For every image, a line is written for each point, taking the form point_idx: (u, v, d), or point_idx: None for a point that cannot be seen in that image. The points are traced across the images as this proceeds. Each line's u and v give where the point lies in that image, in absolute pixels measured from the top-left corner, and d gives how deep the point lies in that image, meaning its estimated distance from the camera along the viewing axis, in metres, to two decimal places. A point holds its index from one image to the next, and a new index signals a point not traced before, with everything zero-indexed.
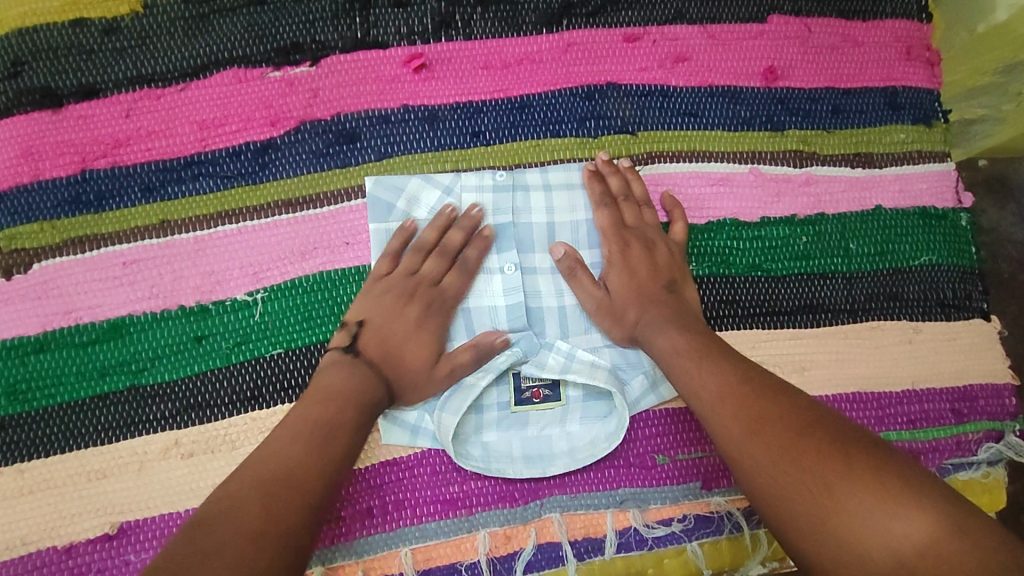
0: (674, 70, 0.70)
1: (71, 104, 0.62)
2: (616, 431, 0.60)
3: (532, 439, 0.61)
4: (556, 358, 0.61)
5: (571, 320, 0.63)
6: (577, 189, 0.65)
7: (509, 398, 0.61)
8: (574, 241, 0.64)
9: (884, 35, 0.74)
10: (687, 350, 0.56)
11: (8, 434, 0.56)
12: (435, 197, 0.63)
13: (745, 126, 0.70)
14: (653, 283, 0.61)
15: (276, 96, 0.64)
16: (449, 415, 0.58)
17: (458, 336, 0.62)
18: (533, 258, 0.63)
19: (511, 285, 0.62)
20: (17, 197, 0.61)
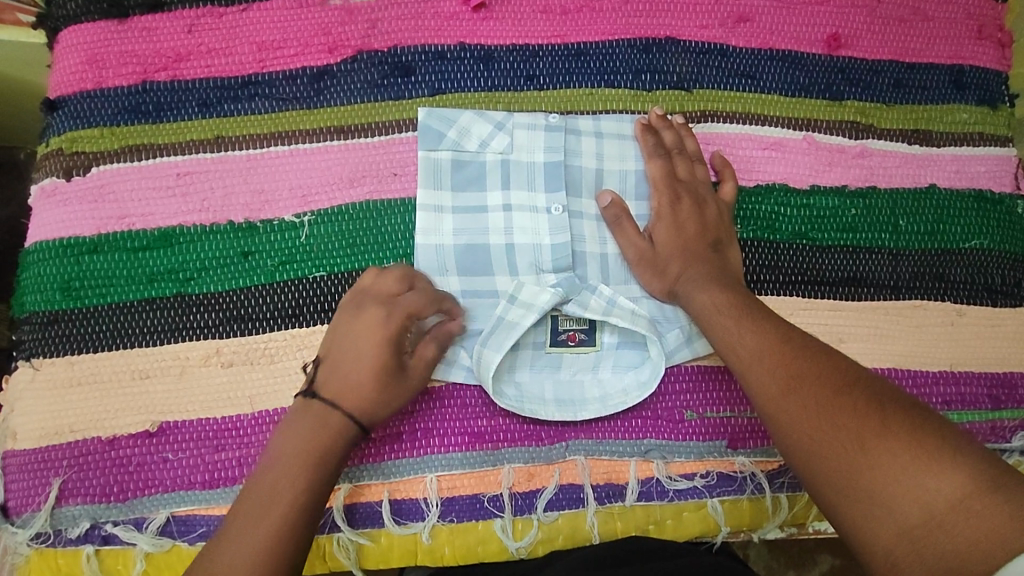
0: (735, 31, 0.69)
1: (136, 15, 0.63)
2: (649, 381, 0.61)
3: (565, 381, 0.62)
4: (597, 301, 0.61)
5: (612, 269, 0.63)
6: (628, 140, 0.65)
7: (545, 339, 0.62)
8: (622, 191, 0.64)
9: (956, 11, 0.72)
10: (727, 307, 0.56)
11: (59, 327, 0.58)
12: (487, 132, 0.63)
13: (803, 93, 0.69)
14: (699, 240, 0.61)
15: (335, 23, 0.64)
16: (489, 352, 0.59)
17: (499, 272, 0.62)
18: (581, 204, 0.63)
19: (557, 228, 0.62)
20: (80, 101, 0.62)
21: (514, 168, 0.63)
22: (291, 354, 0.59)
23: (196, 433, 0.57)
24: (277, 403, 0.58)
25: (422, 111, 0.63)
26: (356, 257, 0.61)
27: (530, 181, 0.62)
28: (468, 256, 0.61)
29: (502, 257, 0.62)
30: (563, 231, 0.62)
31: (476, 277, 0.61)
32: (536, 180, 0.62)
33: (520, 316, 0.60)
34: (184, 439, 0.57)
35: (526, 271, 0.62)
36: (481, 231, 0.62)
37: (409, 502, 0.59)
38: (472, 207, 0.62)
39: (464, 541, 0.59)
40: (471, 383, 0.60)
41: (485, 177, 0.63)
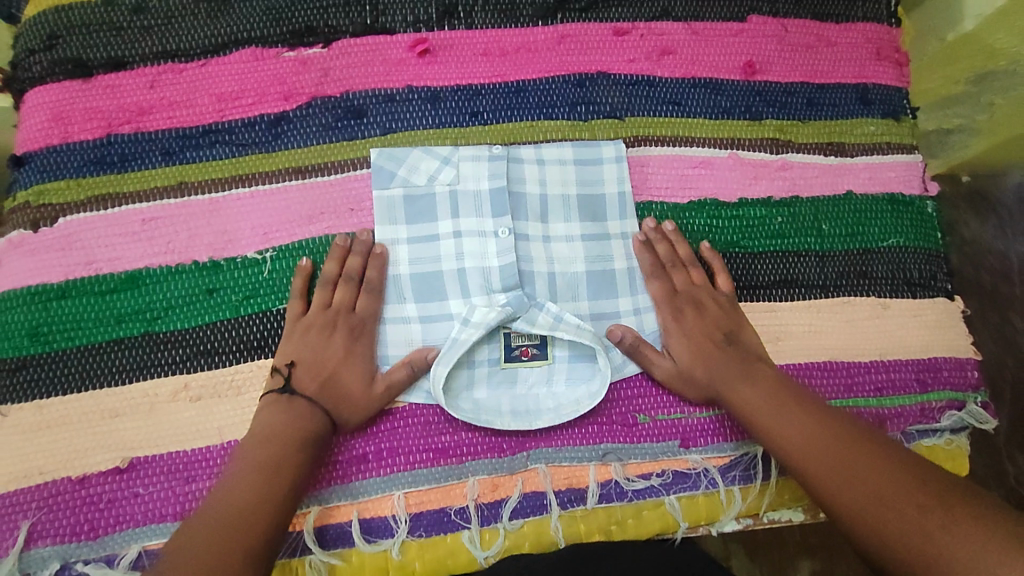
0: (660, 63, 0.76)
1: (99, 74, 0.67)
2: (599, 390, 0.64)
3: (520, 395, 0.65)
4: (546, 317, 0.65)
5: (559, 286, 0.68)
6: (569, 164, 0.70)
7: (499, 354, 0.65)
8: (566, 213, 0.69)
9: (856, 36, 0.80)
10: (761, 397, 0.61)
11: (28, 372, 0.60)
12: (434, 166, 0.67)
13: (725, 115, 0.76)
14: (710, 346, 0.65)
15: (289, 74, 0.69)
16: (443, 368, 0.62)
17: (452, 294, 0.66)
18: (526, 226, 0.68)
19: (504, 248, 0.66)
20: (46, 156, 0.65)
21: (463, 196, 0.67)
22: (257, 384, 0.61)
23: (166, 466, 0.59)
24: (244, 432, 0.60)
25: (373, 151, 0.68)
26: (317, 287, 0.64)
27: (478, 207, 0.67)
28: (422, 280, 0.65)
29: (454, 280, 0.66)
30: (511, 253, 0.66)
31: (431, 301, 0.65)
32: (483, 206, 0.67)
33: (471, 334, 0.63)
34: (154, 473, 0.59)
35: (478, 292, 0.66)
36: (434, 257, 0.66)
37: (378, 520, 0.61)
38: (424, 235, 0.66)
39: (434, 554, 0.61)
40: (433, 402, 0.63)
41: (435, 207, 0.67)
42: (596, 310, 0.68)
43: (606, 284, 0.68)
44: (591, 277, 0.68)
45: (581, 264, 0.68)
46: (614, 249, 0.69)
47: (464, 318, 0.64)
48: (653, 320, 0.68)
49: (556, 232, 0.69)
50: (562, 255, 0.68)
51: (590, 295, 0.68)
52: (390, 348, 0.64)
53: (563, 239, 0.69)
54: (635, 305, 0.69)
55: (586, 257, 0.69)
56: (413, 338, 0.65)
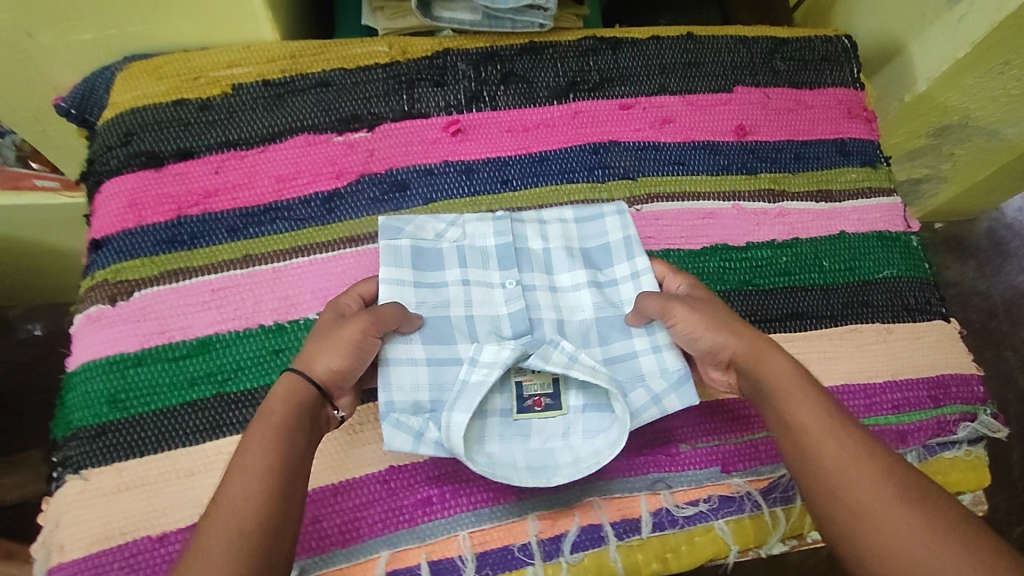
0: (663, 130, 0.86)
1: (170, 164, 0.75)
2: (617, 439, 0.63)
3: (536, 449, 0.66)
4: (560, 355, 0.66)
5: (563, 330, 0.73)
6: (567, 220, 0.78)
7: (512, 405, 0.68)
8: (569, 264, 0.76)
9: (829, 100, 0.91)
10: (799, 377, 0.58)
11: (108, 437, 0.63)
12: (439, 227, 0.75)
13: (724, 172, 0.85)
14: (744, 323, 0.64)
15: (339, 155, 0.78)
16: (457, 414, 0.63)
17: (460, 339, 0.70)
18: (533, 277, 0.75)
19: (512, 297, 0.73)
20: (123, 239, 0.71)
21: (471, 251, 0.74)
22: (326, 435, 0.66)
23: None
24: (317, 482, 0.64)
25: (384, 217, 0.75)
26: None
27: (486, 261, 0.74)
28: (433, 329, 0.69)
29: (463, 327, 0.71)
30: (517, 300, 0.72)
31: (439, 346, 0.69)
32: (490, 260, 0.74)
33: (484, 375, 0.65)
34: None
35: (488, 341, 0.71)
36: (442, 303, 0.71)
37: (446, 561, 0.64)
38: (432, 283, 0.72)
39: None
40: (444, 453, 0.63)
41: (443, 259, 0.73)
42: (608, 355, 0.72)
43: (617, 329, 0.73)
44: (599, 323, 0.74)
45: (589, 311, 0.74)
46: (622, 296, 0.75)
47: (473, 360, 0.67)
48: (671, 357, 0.69)
49: (562, 281, 0.75)
50: (567, 304, 0.75)
51: (599, 341, 0.73)
52: (395, 394, 0.65)
53: (570, 289, 0.75)
54: (653, 343, 0.71)
55: (593, 304, 0.74)
56: (420, 383, 0.66)
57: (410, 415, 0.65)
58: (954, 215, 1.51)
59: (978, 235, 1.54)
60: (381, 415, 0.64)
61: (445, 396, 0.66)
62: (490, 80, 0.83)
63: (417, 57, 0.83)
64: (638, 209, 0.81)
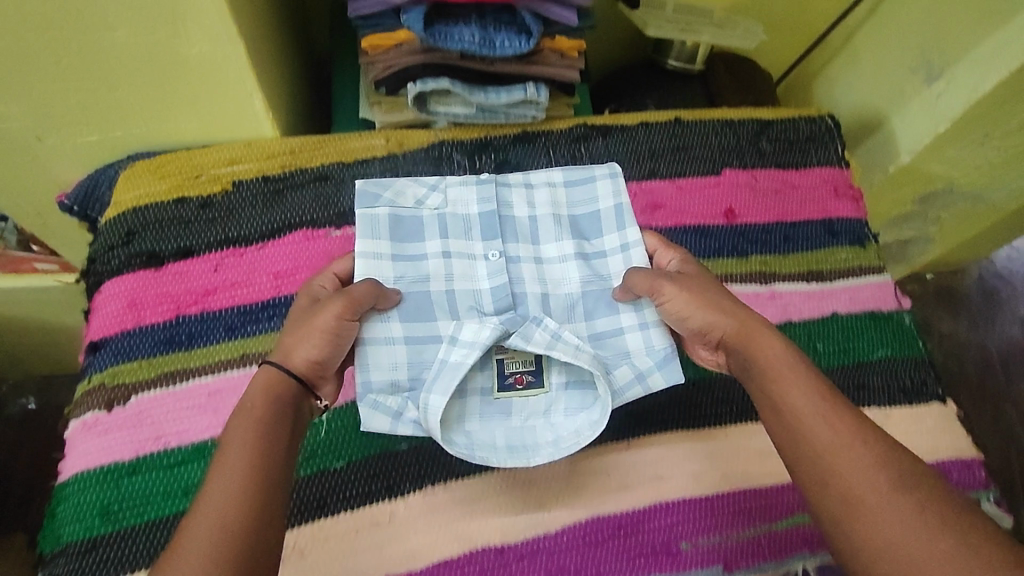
0: (653, 216, 0.87)
1: (169, 262, 0.76)
2: (599, 419, 0.65)
3: (516, 428, 0.67)
4: (543, 335, 0.66)
5: (548, 304, 0.74)
6: (556, 186, 0.80)
7: (493, 383, 0.68)
8: (555, 233, 0.78)
9: (815, 179, 0.93)
10: (791, 360, 0.61)
11: (99, 551, 0.63)
12: (421, 193, 0.77)
13: (716, 255, 0.86)
14: (735, 301, 0.66)
15: (337, 250, 0.79)
16: (435, 396, 0.62)
17: (441, 316, 0.70)
18: (517, 248, 0.76)
19: (496, 270, 0.73)
20: (121, 341, 0.72)
21: (453, 220, 0.76)
22: (320, 547, 0.66)
23: None
24: None
25: (362, 184, 0.76)
26: (370, 443, 0.71)
27: (468, 230, 0.76)
28: (414, 305, 0.70)
29: (443, 301, 0.72)
30: (501, 274, 0.73)
31: (418, 322, 0.69)
32: (472, 229, 0.76)
33: (463, 356, 0.64)
34: None
35: (468, 317, 0.71)
36: (423, 276, 0.72)
37: None
38: (412, 256, 0.73)
39: None
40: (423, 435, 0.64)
41: (424, 230, 0.75)
42: (594, 332, 0.73)
43: (603, 303, 0.74)
44: (585, 299, 0.75)
45: (574, 284, 0.75)
46: (610, 268, 0.76)
47: (453, 339, 0.66)
48: (657, 335, 0.70)
49: (548, 252, 0.77)
50: (553, 275, 0.76)
51: (587, 315, 0.74)
52: (373, 374, 0.65)
53: (555, 260, 0.77)
54: (640, 320, 0.72)
55: (579, 277, 0.76)
56: (398, 361, 0.66)
57: (388, 395, 0.65)
58: (944, 266, 1.54)
59: (970, 283, 1.57)
60: (357, 396, 0.64)
61: (424, 374, 0.66)
62: (484, 169, 0.85)
63: (413, 149, 0.85)
64: None
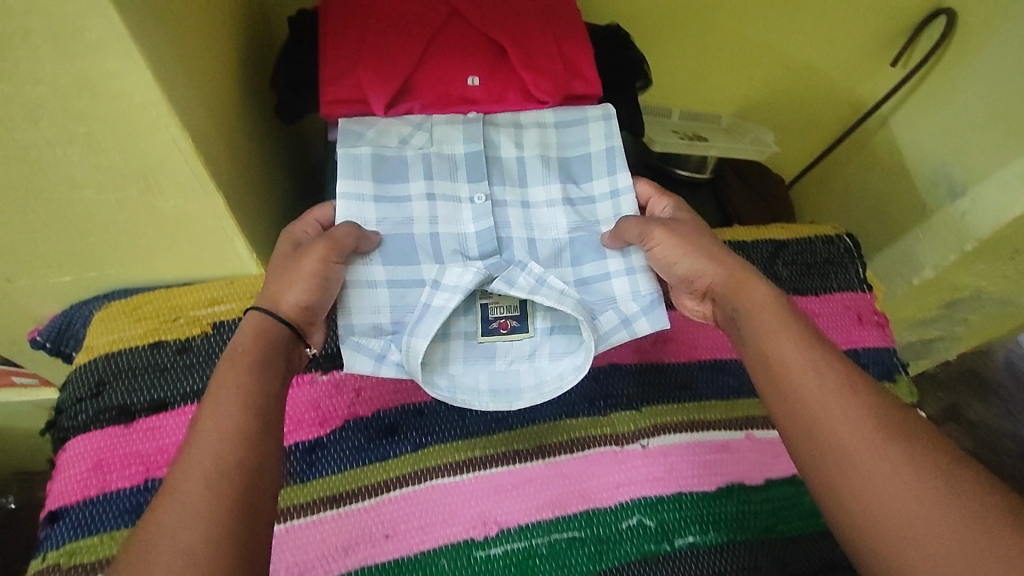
0: (664, 350, 0.82)
1: (141, 416, 0.70)
2: (582, 363, 0.63)
3: (500, 372, 0.66)
4: (526, 280, 0.65)
5: (535, 247, 0.70)
6: (547, 128, 0.73)
7: (476, 328, 0.68)
8: (545, 177, 0.72)
9: (836, 305, 0.87)
10: (777, 304, 0.60)
11: None
12: (406, 131, 0.70)
13: (735, 394, 0.80)
14: (723, 249, 0.65)
15: (323, 397, 0.73)
16: (415, 338, 0.61)
17: (424, 260, 0.67)
18: (504, 192, 0.71)
19: (481, 213, 0.69)
20: (82, 509, 0.66)
21: (437, 159, 0.70)
22: None
23: None
24: None
25: (342, 123, 0.69)
26: None
27: (453, 171, 0.70)
28: (395, 247, 0.67)
29: (427, 245, 0.68)
30: (487, 217, 0.69)
31: (401, 266, 0.66)
32: (458, 170, 0.70)
33: (445, 301, 0.63)
34: None
35: (453, 261, 0.68)
36: (406, 219, 0.68)
37: None
38: (395, 197, 0.68)
39: None
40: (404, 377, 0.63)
41: (407, 168, 0.69)
42: (581, 277, 0.69)
43: (591, 248, 0.70)
44: (572, 243, 0.71)
45: (562, 228, 0.71)
46: (599, 214, 0.72)
47: (435, 282, 0.65)
48: (644, 281, 0.68)
49: (536, 196, 0.72)
50: (541, 220, 0.71)
51: (574, 260, 0.70)
52: (356, 318, 0.64)
53: (543, 204, 0.72)
54: (627, 265, 0.69)
55: (567, 222, 0.71)
56: (380, 304, 0.65)
57: (371, 337, 0.64)
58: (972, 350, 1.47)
59: (1000, 370, 1.49)
60: (340, 337, 0.63)
61: (406, 320, 0.65)
62: None
63: None
64: (643, 445, 0.74)
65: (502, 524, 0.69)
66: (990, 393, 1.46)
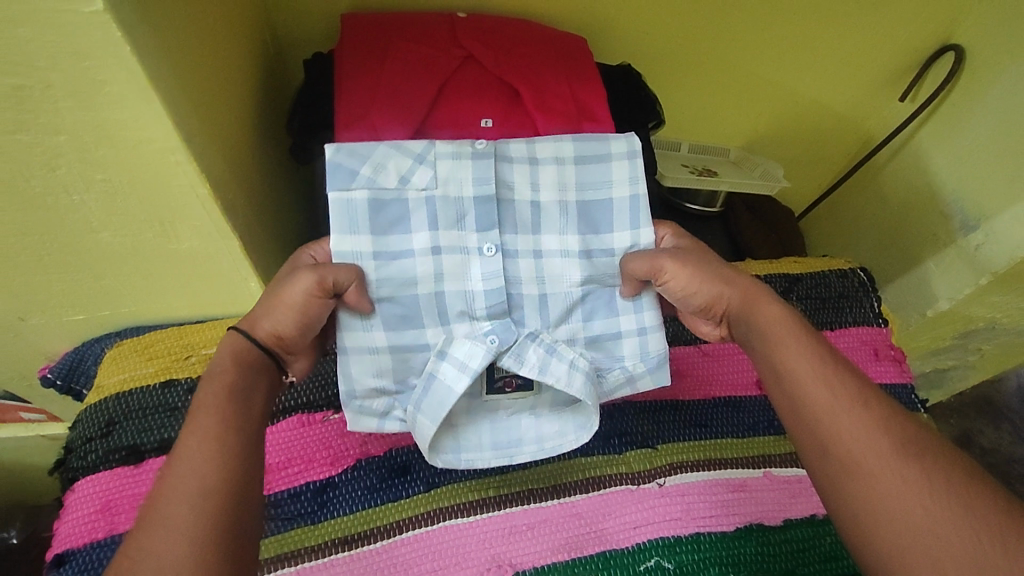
0: (680, 386, 0.81)
1: (151, 456, 0.69)
2: (585, 428, 0.65)
3: (502, 427, 0.66)
4: (535, 355, 0.62)
5: (547, 306, 0.65)
6: (566, 165, 0.64)
7: (481, 387, 0.65)
8: (562, 223, 0.65)
9: (853, 339, 0.86)
10: (793, 321, 0.56)
11: None
12: (406, 167, 0.59)
13: (751, 431, 0.79)
14: (733, 270, 0.61)
15: (334, 436, 0.73)
16: (421, 415, 0.60)
17: (428, 322, 0.62)
18: (516, 241, 0.64)
19: (490, 269, 0.62)
20: (88, 553, 0.65)
21: (443, 203, 0.60)
22: None
23: None
24: None
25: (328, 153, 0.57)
26: None
27: (460, 219, 0.61)
28: (396, 307, 0.61)
29: (431, 305, 0.62)
30: (496, 276, 0.63)
31: (402, 330, 0.61)
32: (466, 217, 0.61)
33: (453, 380, 0.59)
34: None
35: (459, 323, 0.63)
36: (409, 277, 0.60)
37: None
38: (395, 252, 0.60)
39: None
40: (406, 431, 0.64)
41: (410, 216, 0.60)
42: (590, 335, 0.67)
43: (603, 305, 0.67)
44: (584, 297, 0.66)
45: (575, 283, 0.66)
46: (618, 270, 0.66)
47: (440, 351, 0.61)
48: (654, 341, 0.67)
49: (550, 245, 0.65)
50: (553, 272, 0.65)
51: (585, 315, 0.67)
52: (357, 383, 0.61)
53: (557, 254, 0.65)
54: (638, 324, 0.67)
55: (581, 276, 0.65)
56: (382, 368, 0.61)
57: (372, 397, 0.62)
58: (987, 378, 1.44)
59: (1017, 398, 1.46)
60: (343, 402, 0.61)
61: (410, 385, 0.63)
62: None
63: None
64: (661, 484, 0.73)
65: (517, 566, 0.67)
66: (1006, 423, 1.43)
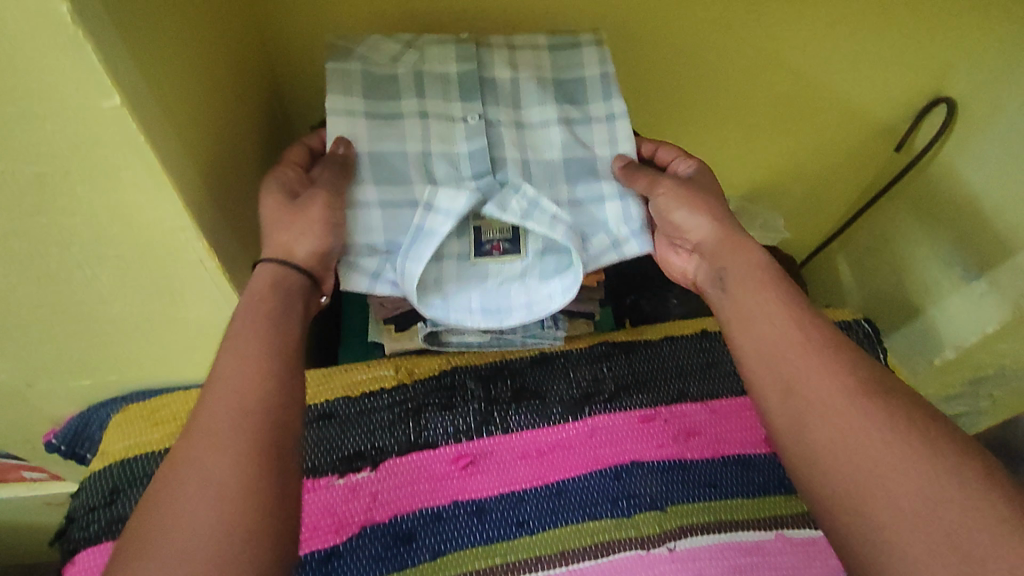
0: (689, 444, 0.79)
1: None
2: (571, 286, 0.67)
3: (491, 293, 0.70)
4: (519, 205, 0.67)
5: (530, 172, 0.71)
6: (541, 52, 0.75)
7: (469, 249, 0.71)
8: (540, 100, 0.72)
9: None
10: (768, 268, 0.62)
11: None
12: (395, 49, 0.71)
13: (762, 492, 0.77)
14: (728, 215, 0.67)
15: (339, 502, 0.71)
16: (409, 263, 0.64)
17: (416, 179, 0.69)
18: (498, 112, 0.71)
19: (472, 130, 0.70)
20: None
21: (429, 76, 0.71)
22: None
23: None
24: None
25: (332, 44, 0.70)
26: None
27: (447, 91, 0.71)
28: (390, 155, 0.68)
29: (418, 164, 0.69)
30: (478, 134, 0.70)
31: (391, 184, 0.68)
32: (450, 88, 0.71)
33: (439, 224, 0.65)
34: None
35: (445, 182, 0.69)
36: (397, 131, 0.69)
37: None
38: (387, 114, 0.69)
39: None
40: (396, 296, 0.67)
41: (399, 84, 0.70)
42: (573, 198, 0.71)
43: (585, 172, 0.72)
44: (566, 164, 0.72)
45: (556, 150, 0.72)
46: (594, 137, 0.73)
47: (428, 204, 0.66)
48: (635, 205, 0.70)
49: (531, 118, 0.72)
50: (536, 141, 0.72)
51: (568, 178, 0.72)
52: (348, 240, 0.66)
53: (536, 124, 0.72)
54: (617, 190, 0.71)
55: (561, 142, 0.72)
56: (373, 225, 0.66)
57: (364, 258, 0.66)
58: None
59: None
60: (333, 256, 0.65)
61: (399, 240, 0.67)
62: (501, 399, 0.79)
63: (424, 376, 0.81)
64: (670, 549, 0.71)
65: None
66: None
